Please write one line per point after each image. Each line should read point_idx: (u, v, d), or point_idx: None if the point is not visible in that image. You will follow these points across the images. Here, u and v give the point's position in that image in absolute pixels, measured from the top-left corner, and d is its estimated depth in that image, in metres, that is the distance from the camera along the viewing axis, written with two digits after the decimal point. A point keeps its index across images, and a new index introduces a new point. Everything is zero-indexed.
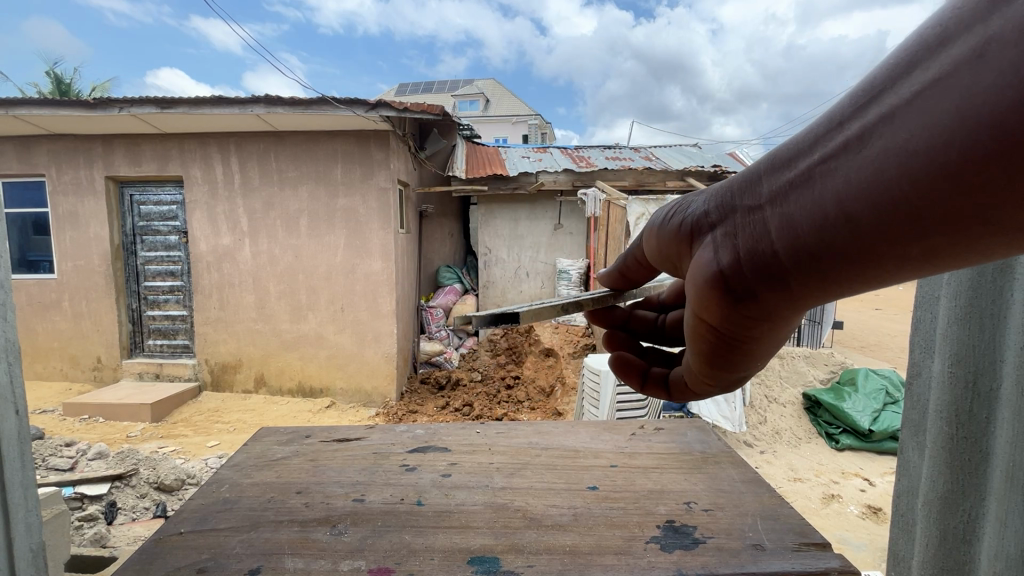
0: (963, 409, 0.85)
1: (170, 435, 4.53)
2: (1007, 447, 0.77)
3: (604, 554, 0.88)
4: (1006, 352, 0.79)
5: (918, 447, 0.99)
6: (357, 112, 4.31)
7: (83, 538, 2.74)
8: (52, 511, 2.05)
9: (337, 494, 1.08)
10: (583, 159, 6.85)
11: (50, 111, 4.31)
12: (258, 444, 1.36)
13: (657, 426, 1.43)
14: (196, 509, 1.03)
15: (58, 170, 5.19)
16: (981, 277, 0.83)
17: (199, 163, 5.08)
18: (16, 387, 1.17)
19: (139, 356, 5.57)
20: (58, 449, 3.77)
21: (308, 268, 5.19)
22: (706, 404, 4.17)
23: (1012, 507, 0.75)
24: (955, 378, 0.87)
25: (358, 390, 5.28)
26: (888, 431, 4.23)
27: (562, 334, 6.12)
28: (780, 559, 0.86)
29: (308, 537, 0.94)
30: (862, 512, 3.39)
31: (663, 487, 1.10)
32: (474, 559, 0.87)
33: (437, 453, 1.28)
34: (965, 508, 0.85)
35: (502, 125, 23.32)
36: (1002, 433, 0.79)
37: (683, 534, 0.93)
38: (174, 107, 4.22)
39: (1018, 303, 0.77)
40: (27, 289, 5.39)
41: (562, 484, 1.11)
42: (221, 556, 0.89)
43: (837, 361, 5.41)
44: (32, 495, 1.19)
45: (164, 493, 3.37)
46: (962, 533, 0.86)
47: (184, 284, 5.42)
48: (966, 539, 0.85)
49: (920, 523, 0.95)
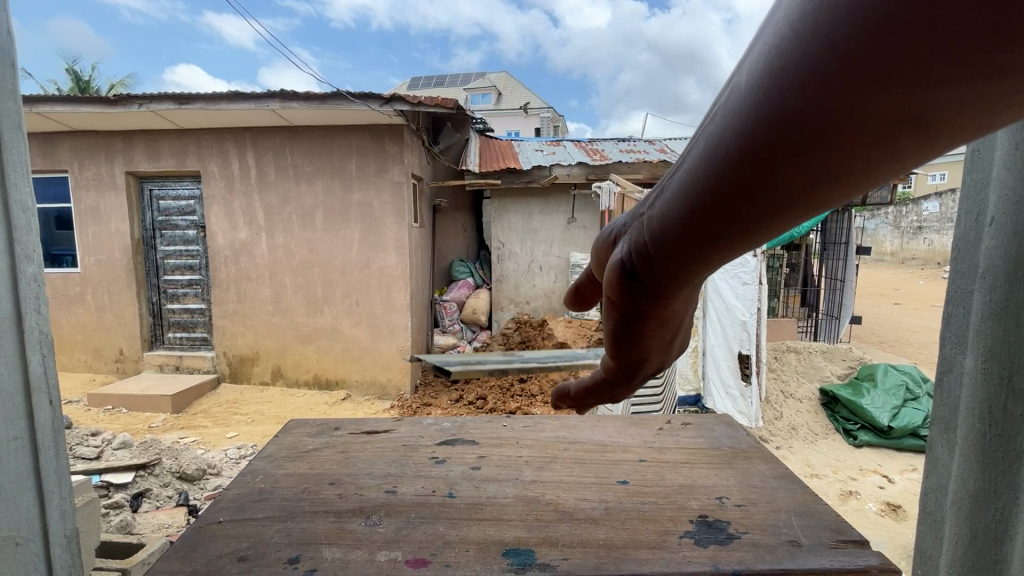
0: (993, 405, 0.84)
1: (192, 426, 4.62)
2: None
3: (638, 548, 0.88)
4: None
5: (948, 442, 0.96)
6: (371, 107, 4.34)
7: (111, 524, 2.82)
8: (84, 497, 2.11)
9: (369, 486, 1.09)
10: (597, 152, 6.79)
11: (73, 108, 4.39)
12: (289, 435, 1.38)
13: (685, 421, 1.43)
14: (232, 498, 1.05)
15: (80, 165, 5.29)
16: (1016, 277, 0.80)
17: (217, 158, 5.14)
18: (53, 381, 1.20)
19: (160, 348, 5.68)
20: (85, 439, 3.86)
21: (324, 262, 5.23)
22: (722, 400, 4.02)
23: None
24: (985, 374, 0.85)
25: (373, 383, 5.33)
26: (908, 428, 4.17)
27: (576, 328, 5.92)
28: (817, 556, 0.85)
29: (344, 527, 0.95)
30: (880, 509, 3.35)
31: (694, 482, 1.09)
32: (508, 551, 0.87)
33: (465, 445, 1.28)
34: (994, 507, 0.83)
35: (514, 118, 23.25)
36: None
37: (717, 529, 0.93)
38: (192, 103, 4.27)
39: None
40: (52, 282, 5.52)
41: (592, 478, 1.11)
42: (261, 544, 0.91)
43: (856, 356, 5.35)
44: (66, 481, 1.21)
45: (186, 482, 3.46)
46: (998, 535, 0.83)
47: (203, 278, 5.50)
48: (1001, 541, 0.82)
49: (948, 521, 0.93)
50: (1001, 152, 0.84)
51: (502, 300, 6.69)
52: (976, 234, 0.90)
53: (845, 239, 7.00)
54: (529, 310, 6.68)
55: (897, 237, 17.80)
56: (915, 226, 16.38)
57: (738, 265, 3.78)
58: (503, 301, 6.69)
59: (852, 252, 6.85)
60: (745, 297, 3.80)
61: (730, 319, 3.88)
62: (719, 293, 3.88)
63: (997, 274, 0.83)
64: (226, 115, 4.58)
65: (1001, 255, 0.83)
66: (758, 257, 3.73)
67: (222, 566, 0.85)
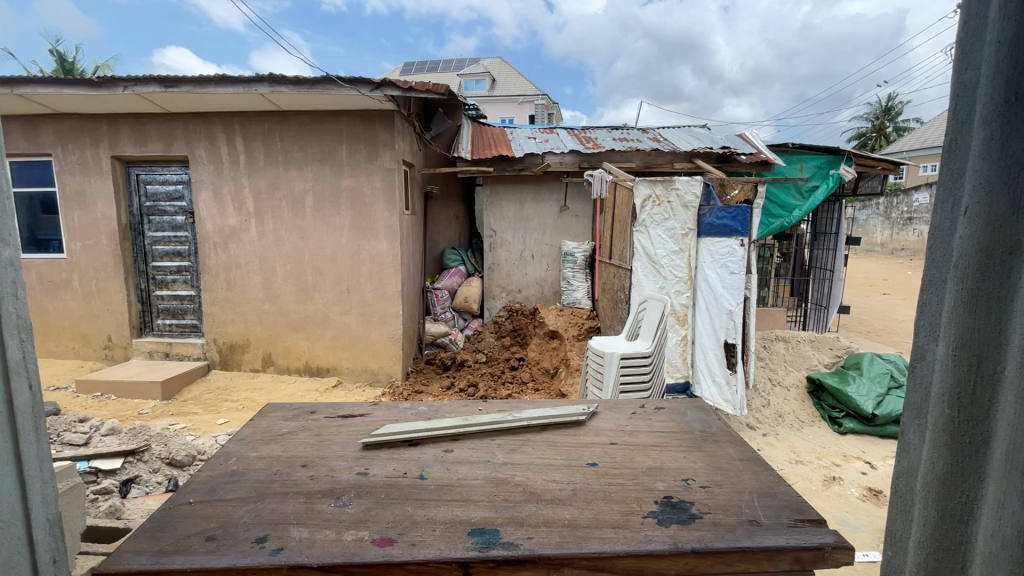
0: (963, 392, 0.71)
1: (181, 412, 4.61)
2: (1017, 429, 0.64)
3: (601, 528, 0.90)
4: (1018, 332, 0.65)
5: (918, 434, 0.80)
6: (360, 91, 4.27)
7: (99, 509, 2.81)
8: (68, 483, 2.10)
9: (341, 468, 1.13)
10: (590, 140, 6.75)
11: (54, 90, 4.29)
12: (265, 418, 1.44)
13: (658, 405, 1.49)
14: (205, 480, 1.09)
15: (64, 149, 5.20)
16: (988, 260, 0.68)
17: (204, 143, 5.07)
18: (29, 348, 0.95)
19: (149, 335, 5.64)
20: (72, 425, 3.83)
21: (314, 249, 5.20)
22: (709, 387, 4.03)
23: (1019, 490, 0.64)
24: (955, 362, 0.71)
25: (364, 370, 5.34)
26: (892, 415, 4.24)
27: (567, 317, 5.89)
28: (774, 534, 0.89)
29: (313, 508, 0.98)
30: (862, 494, 3.42)
31: (661, 464, 1.13)
32: (474, 531, 0.90)
33: (446, 418, 1.39)
34: (1007, 529, 0.65)
35: (509, 105, 23.05)
36: (1011, 418, 0.65)
37: (680, 510, 0.96)
38: (178, 86, 4.19)
39: None
40: (37, 268, 5.44)
41: (563, 460, 1.15)
42: (230, 524, 0.94)
43: (843, 345, 5.43)
44: (52, 479, 0.97)
45: (175, 468, 3.46)
46: (1011, 567, 0.64)
47: (192, 264, 5.44)
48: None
49: (915, 511, 0.78)
50: (975, 136, 0.69)
51: (494, 289, 6.68)
52: (946, 222, 0.74)
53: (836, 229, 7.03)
54: (520, 298, 6.69)
55: (888, 227, 17.92)
56: (906, 216, 16.49)
57: (726, 254, 3.79)
58: (495, 290, 6.68)
59: (841, 242, 6.90)
60: (732, 286, 3.80)
61: (718, 307, 3.89)
62: (711, 281, 3.89)
63: (970, 260, 0.69)
64: (213, 99, 4.50)
65: (976, 229, 0.68)
66: (745, 246, 3.75)
67: (190, 544, 0.89)
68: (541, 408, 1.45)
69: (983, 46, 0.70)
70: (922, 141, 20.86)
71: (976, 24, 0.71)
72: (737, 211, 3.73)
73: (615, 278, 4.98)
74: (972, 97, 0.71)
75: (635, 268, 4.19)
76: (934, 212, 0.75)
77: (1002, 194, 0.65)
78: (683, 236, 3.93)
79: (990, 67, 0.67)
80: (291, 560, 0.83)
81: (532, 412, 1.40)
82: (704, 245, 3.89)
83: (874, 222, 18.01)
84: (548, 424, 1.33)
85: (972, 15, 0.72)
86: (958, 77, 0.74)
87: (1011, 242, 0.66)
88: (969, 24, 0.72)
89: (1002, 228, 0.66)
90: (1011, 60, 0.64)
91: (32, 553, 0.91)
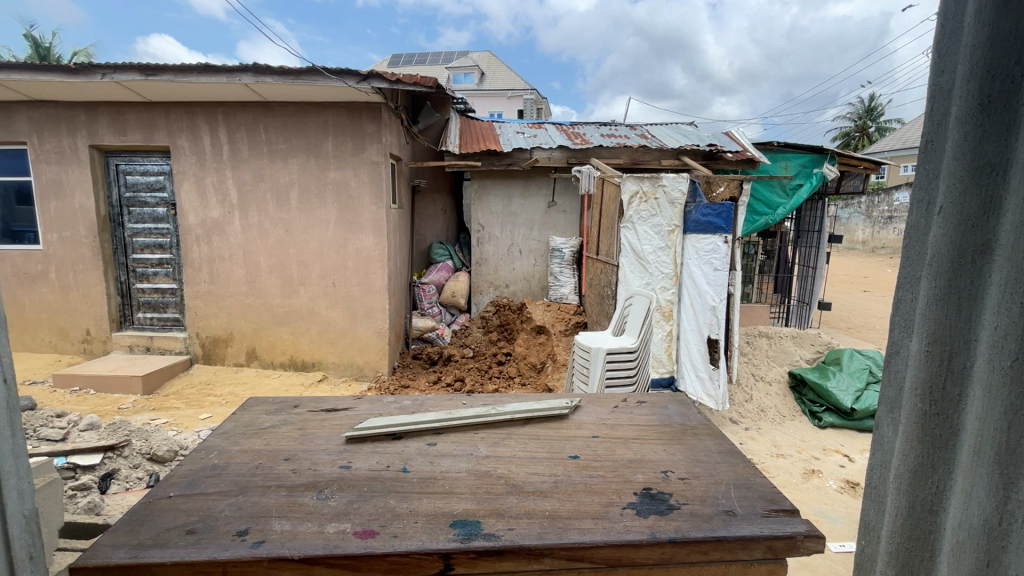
0: (935, 386, 0.73)
1: (163, 407, 4.54)
2: (982, 421, 0.66)
3: (582, 519, 0.92)
4: (986, 329, 0.67)
5: (891, 426, 0.82)
6: (347, 83, 4.21)
7: (77, 506, 2.75)
8: (45, 478, 2.06)
9: (324, 461, 1.13)
10: (578, 134, 6.76)
11: (29, 77, 4.15)
12: (248, 412, 1.44)
13: (639, 399, 1.51)
14: (187, 473, 1.09)
15: (40, 138, 5.06)
16: (960, 262, 0.69)
17: (186, 134, 4.98)
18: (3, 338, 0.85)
19: (129, 328, 5.54)
20: (50, 420, 3.77)
21: (298, 242, 5.14)
22: (693, 382, 4.07)
23: (986, 482, 0.65)
24: (927, 357, 0.73)
25: (350, 364, 5.31)
26: (869, 410, 4.34)
27: (555, 311, 5.93)
28: (749, 524, 0.91)
29: (296, 500, 0.99)
30: (840, 486, 3.50)
31: (642, 456, 1.16)
32: (456, 522, 0.91)
33: (426, 412, 1.40)
34: (974, 520, 0.66)
35: (499, 99, 22.95)
36: (979, 412, 0.67)
37: (659, 501, 0.98)
38: (159, 74, 4.10)
39: (1000, 274, 0.65)
40: (12, 260, 5.29)
41: (544, 453, 1.17)
42: (211, 517, 0.94)
43: (824, 341, 5.56)
44: (26, 475, 0.90)
45: (157, 463, 3.42)
46: (975, 555, 0.66)
47: (174, 257, 5.35)
48: (986, 566, 0.65)
49: (889, 503, 0.80)
50: (949, 137, 0.70)
51: (481, 284, 6.67)
52: (921, 221, 0.77)
53: (819, 226, 7.14)
54: (507, 293, 6.70)
55: (869, 226, 18.25)
56: (887, 215, 16.81)
57: (711, 250, 3.83)
58: (482, 285, 6.67)
59: (824, 240, 7.02)
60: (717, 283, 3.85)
61: (702, 303, 3.92)
62: (694, 276, 3.93)
63: (943, 259, 0.70)
64: (195, 88, 4.40)
65: (950, 233, 0.70)
66: (729, 243, 3.79)
67: (170, 538, 0.89)
68: (526, 402, 1.46)
69: (958, 49, 0.72)
70: (901, 141, 21.32)
71: (953, 27, 0.73)
72: (721, 208, 3.73)
73: (602, 273, 5.02)
74: (948, 98, 0.73)
75: (622, 264, 4.21)
76: (909, 211, 0.78)
77: (975, 193, 0.67)
78: (669, 232, 3.97)
79: (965, 68, 0.68)
80: (273, 552, 0.83)
81: (517, 406, 1.41)
82: (691, 242, 3.93)
83: (857, 220, 18.39)
84: (532, 417, 1.35)
85: (949, 19, 0.74)
86: (935, 78, 0.75)
87: (979, 243, 0.67)
88: (946, 27, 0.74)
89: (974, 228, 0.67)
90: (985, 61, 0.66)
91: (7, 551, 0.85)
